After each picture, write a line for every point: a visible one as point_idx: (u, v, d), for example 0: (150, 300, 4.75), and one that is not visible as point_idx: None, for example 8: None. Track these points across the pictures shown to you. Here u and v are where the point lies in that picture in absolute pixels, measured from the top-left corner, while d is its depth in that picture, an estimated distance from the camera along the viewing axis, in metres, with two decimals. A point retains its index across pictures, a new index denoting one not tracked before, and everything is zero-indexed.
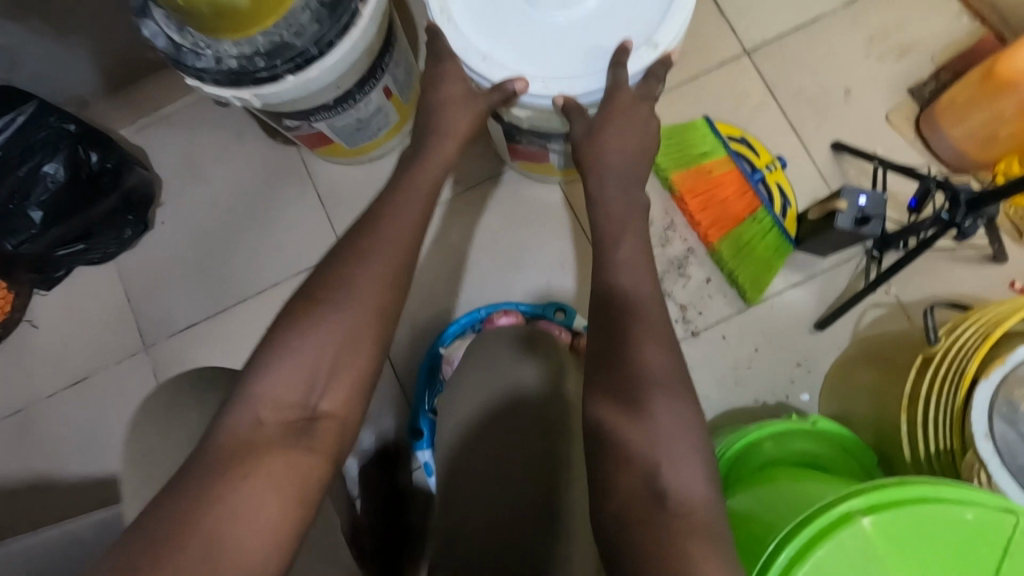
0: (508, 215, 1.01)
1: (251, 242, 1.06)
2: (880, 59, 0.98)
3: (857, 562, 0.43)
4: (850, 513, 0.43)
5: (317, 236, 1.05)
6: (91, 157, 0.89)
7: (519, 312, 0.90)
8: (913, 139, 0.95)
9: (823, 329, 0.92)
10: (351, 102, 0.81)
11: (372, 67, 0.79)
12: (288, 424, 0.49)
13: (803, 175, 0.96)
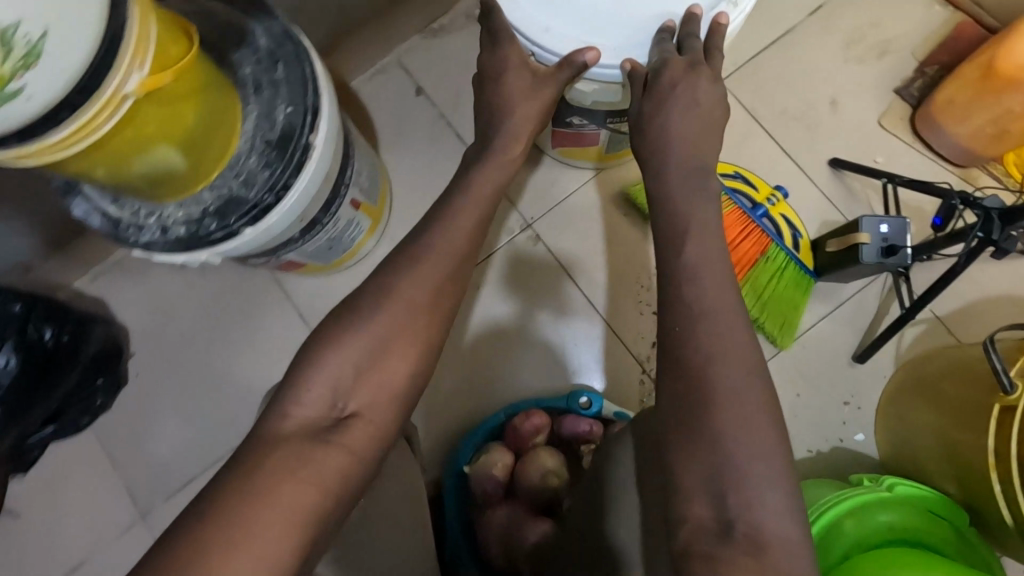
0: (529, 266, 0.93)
1: (236, 378, 0.97)
2: (861, 63, 0.93)
3: None
4: None
5: None
6: (42, 335, 0.82)
7: (542, 410, 0.82)
8: (913, 141, 0.90)
9: (864, 361, 0.85)
10: (319, 226, 0.74)
11: (335, 187, 0.72)
12: (315, 424, 0.47)
13: (806, 200, 0.91)
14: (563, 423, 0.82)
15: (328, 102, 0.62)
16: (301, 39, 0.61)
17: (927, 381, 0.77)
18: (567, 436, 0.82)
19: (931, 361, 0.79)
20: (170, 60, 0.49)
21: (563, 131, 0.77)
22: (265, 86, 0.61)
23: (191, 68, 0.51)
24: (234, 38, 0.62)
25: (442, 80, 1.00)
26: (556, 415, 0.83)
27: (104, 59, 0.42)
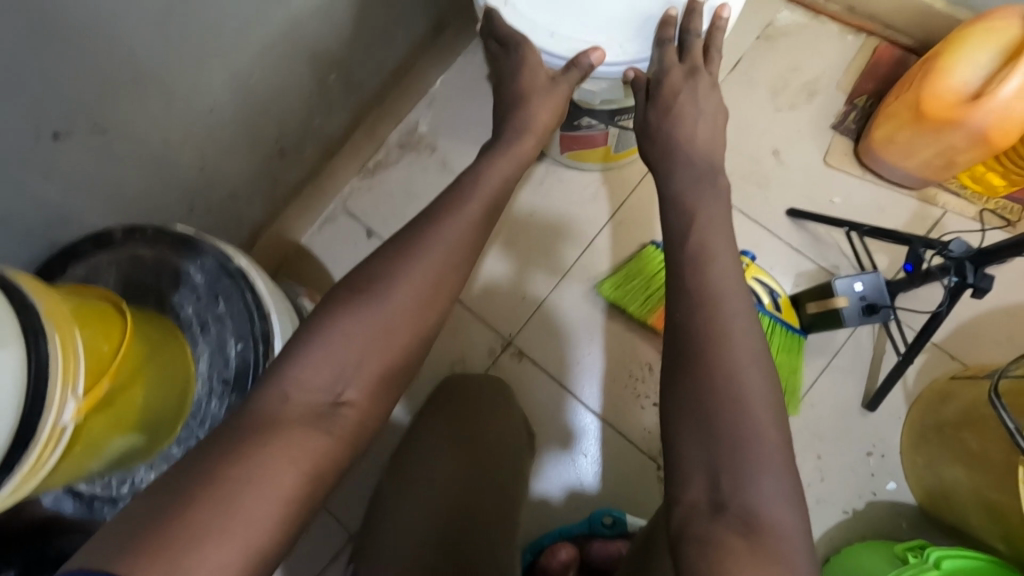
0: (538, 253, 0.94)
1: None
2: (792, 107, 0.93)
3: None
4: None
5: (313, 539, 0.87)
6: None
7: (569, 541, 0.80)
8: (863, 174, 0.90)
9: (875, 408, 0.83)
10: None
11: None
12: (313, 409, 0.44)
13: (775, 255, 0.90)
14: (593, 549, 0.80)
15: (278, 321, 0.61)
16: (237, 268, 0.60)
17: (945, 430, 0.75)
18: (599, 563, 0.79)
19: (941, 402, 0.78)
20: (102, 363, 0.48)
21: (572, 133, 0.81)
22: (211, 323, 0.60)
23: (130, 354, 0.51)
24: (170, 281, 0.61)
25: (390, 214, 1.00)
26: (583, 540, 0.82)
27: (35, 406, 0.40)
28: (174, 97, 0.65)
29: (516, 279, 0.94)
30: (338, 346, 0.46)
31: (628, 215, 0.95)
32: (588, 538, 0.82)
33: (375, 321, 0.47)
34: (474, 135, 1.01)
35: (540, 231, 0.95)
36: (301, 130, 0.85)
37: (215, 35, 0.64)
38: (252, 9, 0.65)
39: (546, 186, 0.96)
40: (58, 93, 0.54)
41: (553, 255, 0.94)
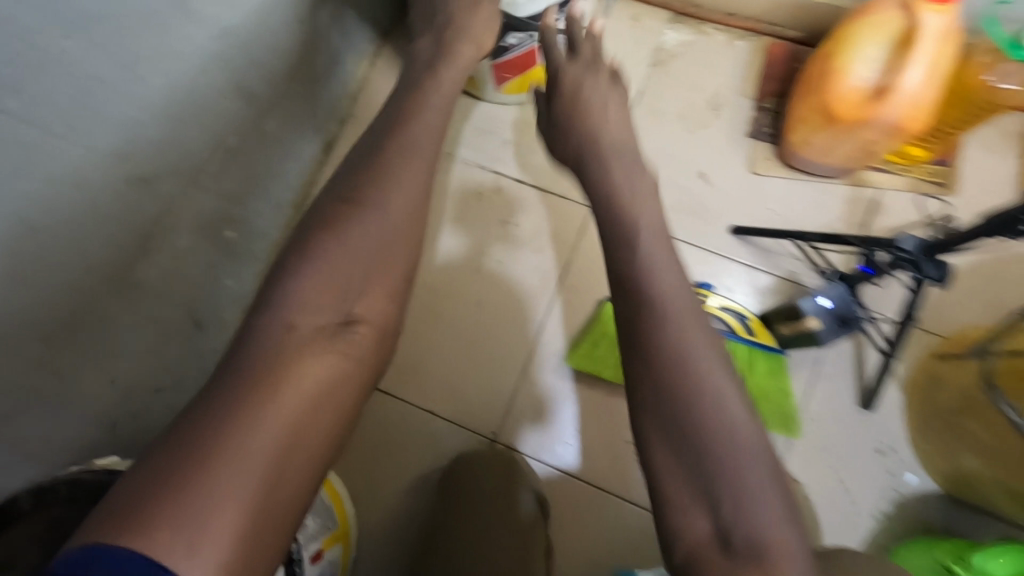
0: (497, 182, 0.94)
1: None
2: (703, 126, 0.91)
3: None
4: None
5: None
6: None
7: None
8: (791, 174, 0.88)
9: (873, 405, 0.81)
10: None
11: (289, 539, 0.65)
12: (324, 328, 0.47)
13: (731, 277, 0.87)
14: None
15: None
16: None
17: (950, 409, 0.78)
18: None
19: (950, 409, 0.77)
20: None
21: (505, 58, 0.82)
22: None
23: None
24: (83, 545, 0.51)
25: None
26: None
27: None
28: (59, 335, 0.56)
29: (492, 219, 0.93)
30: (341, 266, 0.50)
31: (575, 260, 0.91)
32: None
33: (364, 254, 0.50)
34: None
35: (504, 164, 0.94)
36: (214, 293, 0.78)
37: (85, 243, 0.56)
38: (129, 205, 0.59)
39: (485, 112, 0.95)
40: None
41: (511, 228, 0.93)
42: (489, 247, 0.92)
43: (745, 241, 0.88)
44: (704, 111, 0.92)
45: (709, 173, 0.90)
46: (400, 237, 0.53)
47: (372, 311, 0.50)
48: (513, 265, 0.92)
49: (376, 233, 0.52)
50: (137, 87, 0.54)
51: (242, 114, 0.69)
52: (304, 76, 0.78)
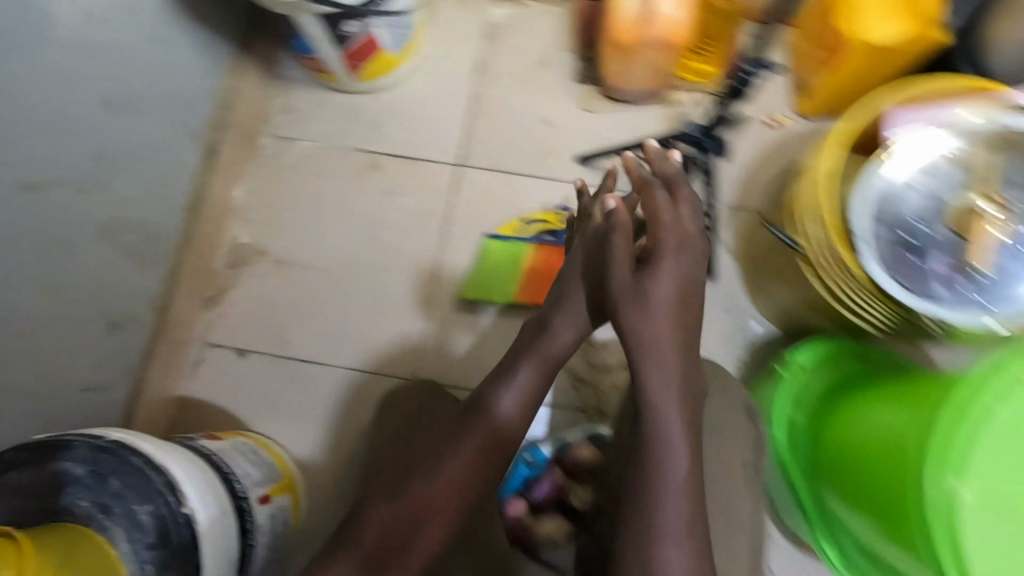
0: (372, 159, 1.06)
1: None
2: (537, 80, 1.07)
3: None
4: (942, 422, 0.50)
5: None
6: None
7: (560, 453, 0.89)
8: (615, 105, 1.05)
9: (714, 273, 0.98)
10: (249, 515, 0.75)
11: (218, 458, 0.77)
12: None
13: (583, 197, 1.02)
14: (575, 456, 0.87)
15: (176, 464, 0.64)
16: (111, 442, 0.62)
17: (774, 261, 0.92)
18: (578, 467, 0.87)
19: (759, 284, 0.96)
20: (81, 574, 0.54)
21: (349, 46, 0.93)
22: (112, 502, 0.60)
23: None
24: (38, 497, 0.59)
25: (251, 330, 1.01)
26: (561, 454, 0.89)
27: None
28: None
29: (374, 193, 1.05)
30: (421, 502, 0.66)
31: (453, 213, 1.03)
32: (530, 482, 0.89)
33: (456, 494, 0.67)
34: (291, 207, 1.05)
35: (376, 143, 1.06)
36: (124, 295, 0.86)
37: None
38: (25, 215, 0.67)
39: (350, 102, 1.07)
40: None
41: (392, 196, 1.05)
42: (377, 216, 1.04)
43: (587, 166, 1.03)
44: (536, 67, 1.08)
45: (550, 117, 1.06)
46: (488, 431, 0.69)
47: (439, 529, 0.66)
48: (400, 227, 1.04)
49: (456, 462, 0.67)
50: (8, 101, 0.63)
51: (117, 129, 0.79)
52: (171, 92, 0.88)
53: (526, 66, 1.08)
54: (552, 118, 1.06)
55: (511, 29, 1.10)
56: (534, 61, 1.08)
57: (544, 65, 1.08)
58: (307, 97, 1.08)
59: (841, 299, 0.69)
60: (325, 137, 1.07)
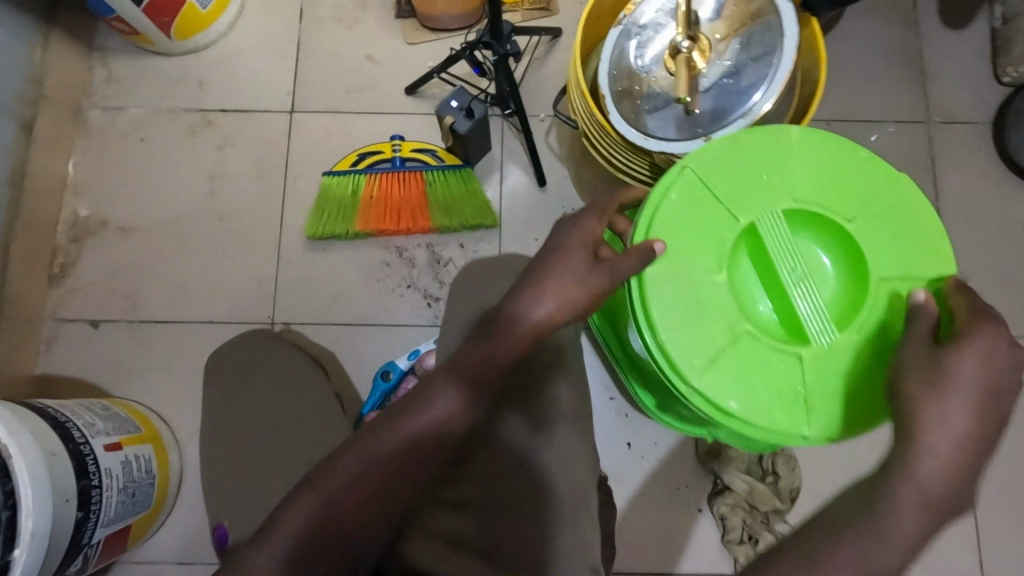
0: (205, 118, 1.07)
1: None
2: (360, 21, 1.10)
3: (699, 222, 0.59)
4: (692, 207, 0.59)
5: (177, 540, 0.94)
6: None
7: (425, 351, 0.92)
8: (436, 36, 1.08)
9: (545, 181, 1.03)
10: (90, 457, 0.76)
11: (53, 410, 0.78)
12: None
13: (417, 127, 1.06)
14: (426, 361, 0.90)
15: None
16: None
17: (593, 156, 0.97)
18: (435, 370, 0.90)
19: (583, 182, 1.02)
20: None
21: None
22: None
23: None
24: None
25: (103, 302, 1.01)
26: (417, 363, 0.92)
27: None
28: None
29: (212, 150, 1.06)
30: None
31: (292, 159, 1.05)
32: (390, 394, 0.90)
33: None
34: (128, 177, 1.05)
35: (206, 102, 1.07)
36: None
37: None
38: None
39: (175, 66, 1.08)
40: None
41: (229, 152, 1.06)
42: (218, 173, 1.05)
43: (418, 97, 1.07)
44: (357, 9, 1.10)
45: (377, 55, 1.09)
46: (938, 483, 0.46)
47: None
48: (241, 179, 1.05)
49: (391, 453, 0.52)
50: None
51: None
52: None
53: (347, 9, 1.10)
54: (379, 56, 1.09)
55: None
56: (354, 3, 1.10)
57: (365, 6, 1.10)
58: (130, 66, 1.07)
59: (614, 161, 0.75)
60: (154, 103, 1.07)
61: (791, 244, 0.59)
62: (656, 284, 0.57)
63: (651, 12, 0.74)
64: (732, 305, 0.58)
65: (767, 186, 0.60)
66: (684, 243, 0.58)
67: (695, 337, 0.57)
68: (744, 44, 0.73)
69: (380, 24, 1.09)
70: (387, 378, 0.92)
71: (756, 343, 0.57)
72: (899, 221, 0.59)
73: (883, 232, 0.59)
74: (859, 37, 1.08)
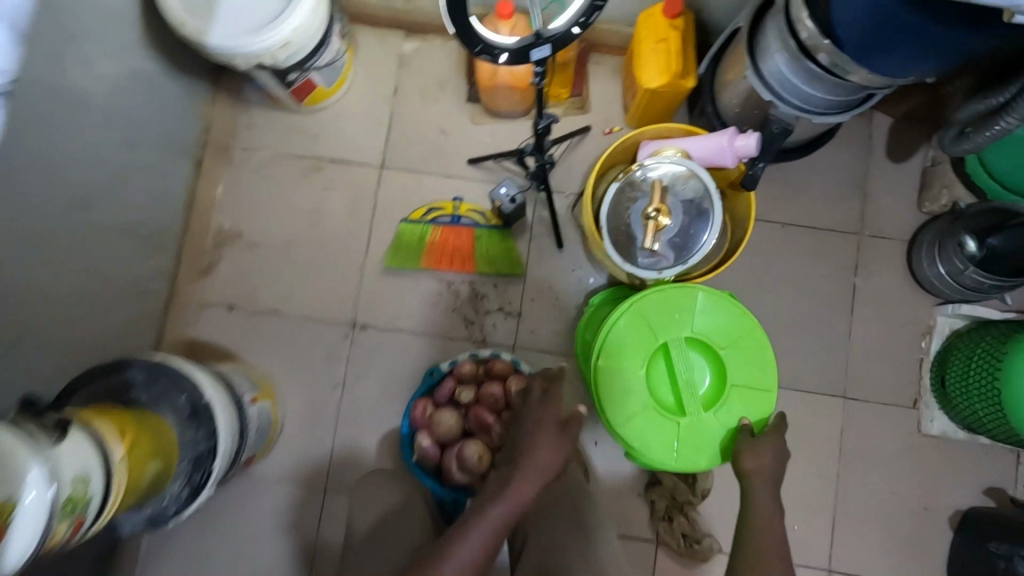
0: (318, 165, 1.44)
1: (264, 543, 1.35)
2: (439, 101, 1.44)
3: (631, 339, 0.87)
4: (628, 327, 0.87)
5: (277, 465, 1.37)
6: None
7: (461, 362, 1.30)
8: (496, 121, 1.42)
9: (562, 244, 1.39)
10: (243, 407, 1.17)
11: (220, 373, 1.18)
12: None
13: (473, 190, 1.42)
14: (460, 369, 1.29)
15: (198, 372, 1.06)
16: (157, 360, 1.02)
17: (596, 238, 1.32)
18: (465, 378, 1.29)
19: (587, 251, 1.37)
20: (141, 446, 0.92)
21: (293, 86, 1.29)
22: (162, 393, 1.01)
23: (167, 458, 0.98)
24: (113, 399, 0.98)
25: (235, 292, 1.41)
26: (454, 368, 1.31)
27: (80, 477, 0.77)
28: (73, 305, 1.06)
29: (321, 190, 1.44)
30: None
31: (378, 203, 1.43)
32: (432, 388, 1.31)
33: None
34: (258, 202, 1.43)
35: (320, 152, 1.44)
36: (146, 271, 1.27)
37: (72, 253, 1.04)
38: (90, 226, 1.07)
39: (300, 121, 1.44)
40: (27, 331, 0.95)
41: (334, 192, 1.43)
42: (324, 207, 1.43)
43: (477, 167, 1.42)
44: (438, 91, 1.44)
45: (449, 130, 1.43)
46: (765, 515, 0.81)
47: None
48: (341, 214, 1.43)
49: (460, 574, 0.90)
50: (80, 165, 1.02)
51: (138, 165, 1.17)
52: (168, 129, 1.26)
53: (431, 90, 1.45)
54: (450, 131, 1.44)
55: (419, 59, 1.45)
56: (436, 86, 1.45)
57: (444, 89, 1.44)
58: (266, 117, 1.44)
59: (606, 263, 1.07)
60: (280, 148, 1.44)
61: (689, 363, 0.87)
62: (598, 375, 0.87)
63: (654, 161, 1.02)
64: (643, 394, 0.86)
65: (678, 319, 0.87)
66: (620, 352, 0.87)
67: (618, 413, 0.86)
68: (703, 187, 1.01)
69: (454, 105, 1.44)
70: (433, 376, 1.32)
71: (656, 422, 0.86)
72: (758, 351, 0.87)
73: (745, 357, 0.87)
74: (821, 158, 1.39)
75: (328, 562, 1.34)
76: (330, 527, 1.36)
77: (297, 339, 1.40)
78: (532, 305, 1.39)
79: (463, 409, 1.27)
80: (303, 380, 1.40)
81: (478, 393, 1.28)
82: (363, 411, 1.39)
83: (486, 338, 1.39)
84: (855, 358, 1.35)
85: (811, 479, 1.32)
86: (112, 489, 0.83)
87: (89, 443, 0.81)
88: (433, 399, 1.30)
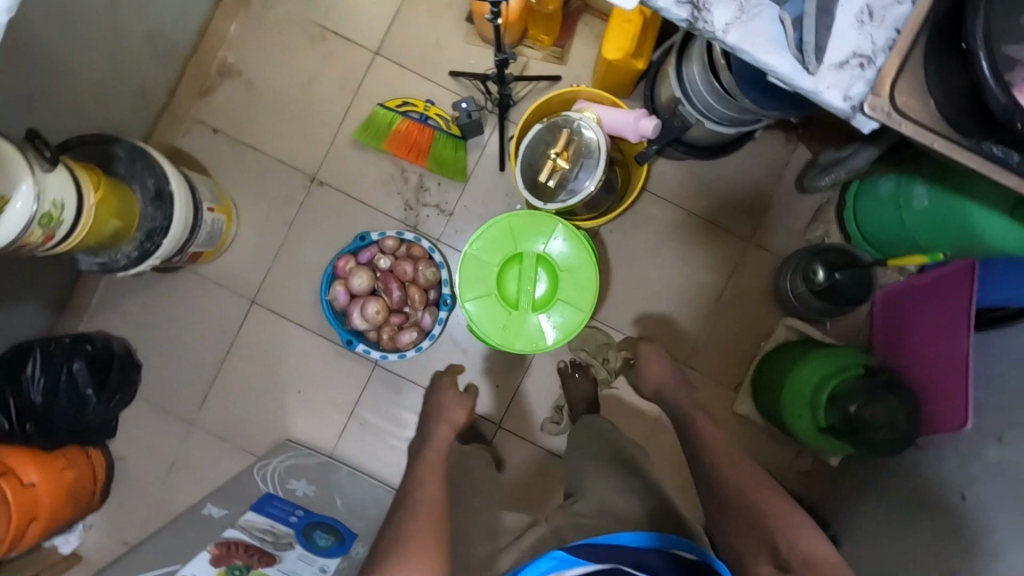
0: (323, 33, 1.62)
1: (193, 327, 1.64)
2: (442, 12, 1.62)
3: (500, 238, 1.13)
4: (499, 230, 1.12)
5: (220, 271, 1.64)
6: (77, 363, 1.49)
7: (389, 236, 1.54)
8: (483, 46, 1.61)
9: (503, 166, 1.60)
10: (202, 211, 1.41)
11: (189, 178, 1.41)
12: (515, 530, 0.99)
13: (445, 99, 1.62)
14: (385, 243, 1.54)
15: (171, 168, 1.29)
16: (142, 147, 1.25)
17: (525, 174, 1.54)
18: (387, 251, 1.54)
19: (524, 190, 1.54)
20: (111, 203, 1.17)
21: None
22: (139, 173, 1.25)
23: (128, 221, 1.23)
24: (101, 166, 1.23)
25: (223, 120, 1.63)
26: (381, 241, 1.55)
27: (56, 216, 1.02)
28: (88, 83, 1.27)
29: (320, 57, 1.63)
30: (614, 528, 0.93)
31: (365, 84, 1.63)
32: (359, 247, 1.55)
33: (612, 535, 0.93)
34: (263, 49, 1.62)
35: (328, 23, 1.62)
36: (154, 77, 1.48)
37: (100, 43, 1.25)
38: (120, 26, 1.28)
39: None
40: (46, 90, 1.18)
41: (330, 62, 1.63)
42: (317, 72, 1.63)
43: (457, 79, 1.61)
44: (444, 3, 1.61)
45: (443, 40, 1.62)
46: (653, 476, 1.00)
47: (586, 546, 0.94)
48: (331, 83, 1.63)
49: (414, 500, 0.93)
50: None
51: None
52: None
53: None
54: (444, 41, 1.62)
55: None
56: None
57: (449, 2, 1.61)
58: None
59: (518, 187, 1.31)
60: (295, 8, 1.62)
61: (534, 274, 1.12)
62: (467, 256, 1.13)
63: (575, 118, 1.24)
64: (494, 281, 1.13)
65: (538, 237, 1.13)
66: (489, 244, 1.13)
67: (471, 287, 1.13)
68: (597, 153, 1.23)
69: (454, 19, 1.61)
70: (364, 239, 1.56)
71: (495, 305, 1.13)
72: (585, 282, 1.12)
73: (576, 281, 1.13)
74: (741, 168, 1.60)
75: (239, 358, 1.64)
76: (247, 332, 1.64)
77: (263, 176, 1.64)
78: (464, 211, 1.63)
79: (378, 276, 1.53)
80: (259, 211, 1.64)
81: (394, 267, 1.53)
82: (299, 250, 1.64)
83: (417, 225, 1.63)
84: (704, 338, 1.62)
85: (633, 418, 1.61)
86: (78, 224, 1.08)
87: (72, 184, 1.05)
88: (357, 256, 1.55)
